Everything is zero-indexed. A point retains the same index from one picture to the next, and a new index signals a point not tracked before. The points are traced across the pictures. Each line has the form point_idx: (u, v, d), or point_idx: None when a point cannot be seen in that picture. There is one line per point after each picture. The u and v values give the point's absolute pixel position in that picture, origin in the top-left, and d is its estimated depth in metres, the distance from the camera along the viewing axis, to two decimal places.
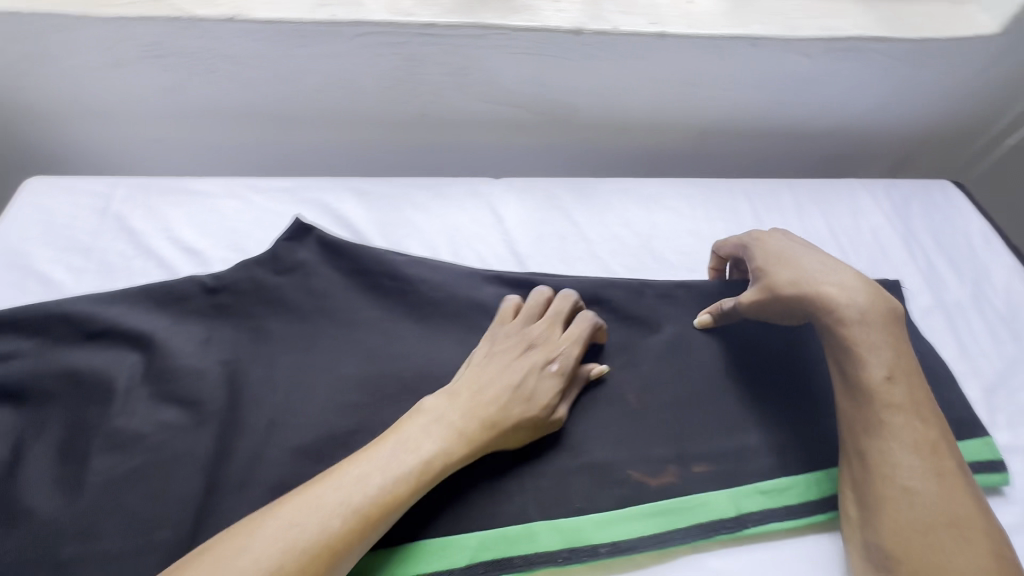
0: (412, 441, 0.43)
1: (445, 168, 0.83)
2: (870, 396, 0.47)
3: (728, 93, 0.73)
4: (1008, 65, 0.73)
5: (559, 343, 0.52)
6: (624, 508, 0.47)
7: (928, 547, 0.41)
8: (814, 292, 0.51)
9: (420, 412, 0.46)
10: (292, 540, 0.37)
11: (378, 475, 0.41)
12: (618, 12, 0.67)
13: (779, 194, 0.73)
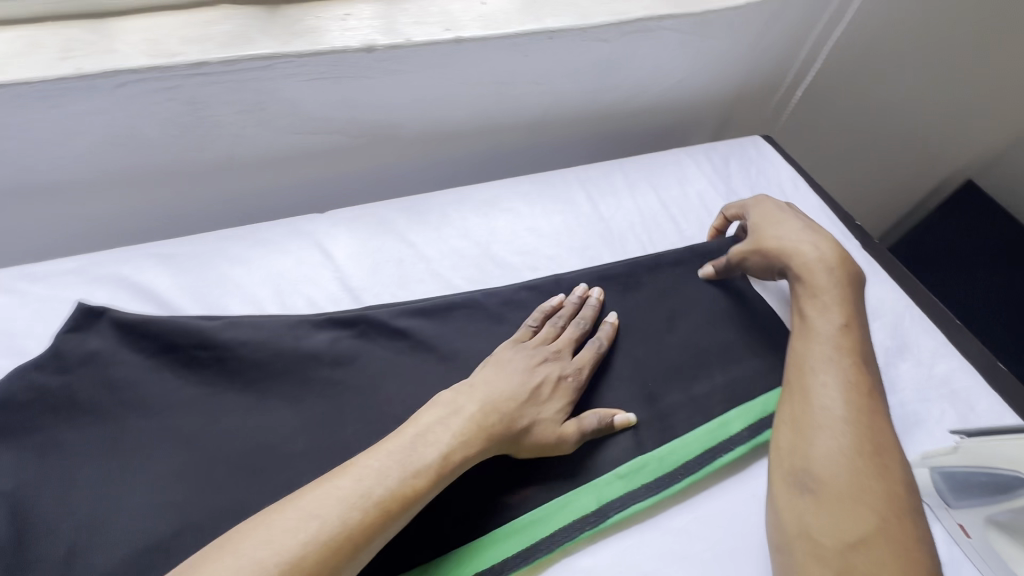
0: (430, 434, 0.44)
1: (275, 208, 0.78)
2: (822, 336, 0.53)
3: (541, 85, 0.76)
4: (779, 26, 0.82)
5: (571, 361, 0.54)
6: (484, 533, 0.45)
7: (853, 469, 0.45)
8: (796, 246, 0.60)
9: (437, 404, 0.47)
10: (311, 532, 0.37)
11: (400, 468, 0.42)
12: (410, 23, 0.66)
13: (610, 176, 0.76)
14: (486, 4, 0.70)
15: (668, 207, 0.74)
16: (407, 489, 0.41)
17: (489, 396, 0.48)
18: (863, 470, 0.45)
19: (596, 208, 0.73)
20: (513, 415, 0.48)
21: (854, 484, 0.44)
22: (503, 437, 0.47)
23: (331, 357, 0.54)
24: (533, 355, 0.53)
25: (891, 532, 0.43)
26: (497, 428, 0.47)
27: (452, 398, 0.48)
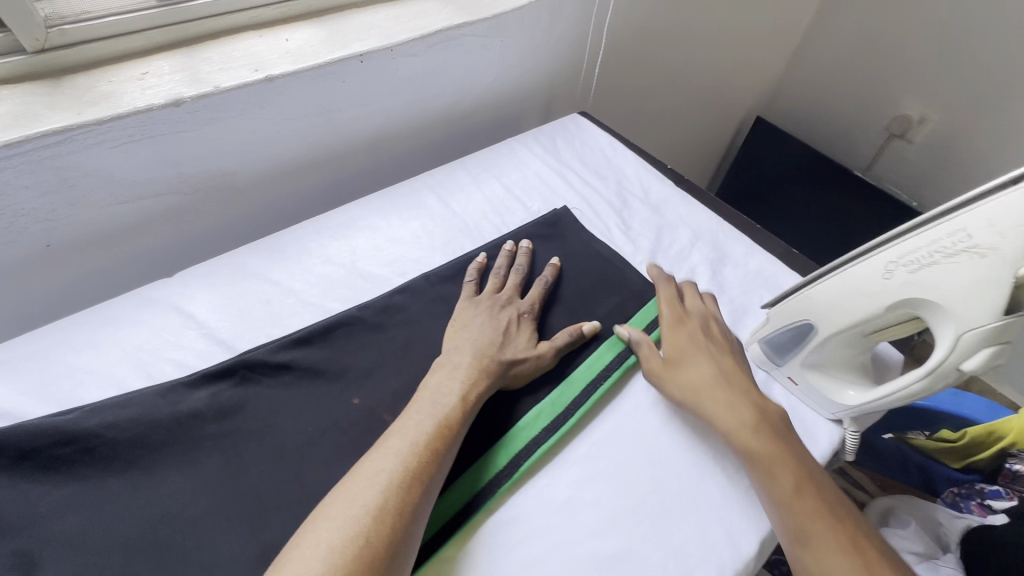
0: (444, 385, 0.53)
1: (116, 287, 0.73)
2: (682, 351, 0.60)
3: (368, 107, 0.80)
4: (565, 19, 0.94)
5: (524, 300, 0.64)
6: None
7: (763, 431, 0.53)
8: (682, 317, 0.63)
9: (441, 366, 0.55)
10: (385, 481, 0.44)
11: (432, 417, 0.50)
12: (216, 70, 0.66)
13: (454, 176, 0.82)
14: (291, 40, 0.72)
15: (512, 190, 0.82)
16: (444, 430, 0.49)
17: (477, 347, 0.57)
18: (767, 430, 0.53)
19: (449, 206, 0.78)
20: (502, 353, 0.57)
21: (773, 444, 0.52)
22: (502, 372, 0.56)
23: (215, 411, 0.53)
24: (491, 306, 0.62)
25: (810, 468, 0.51)
26: (497, 364, 0.56)
27: (444, 360, 0.56)
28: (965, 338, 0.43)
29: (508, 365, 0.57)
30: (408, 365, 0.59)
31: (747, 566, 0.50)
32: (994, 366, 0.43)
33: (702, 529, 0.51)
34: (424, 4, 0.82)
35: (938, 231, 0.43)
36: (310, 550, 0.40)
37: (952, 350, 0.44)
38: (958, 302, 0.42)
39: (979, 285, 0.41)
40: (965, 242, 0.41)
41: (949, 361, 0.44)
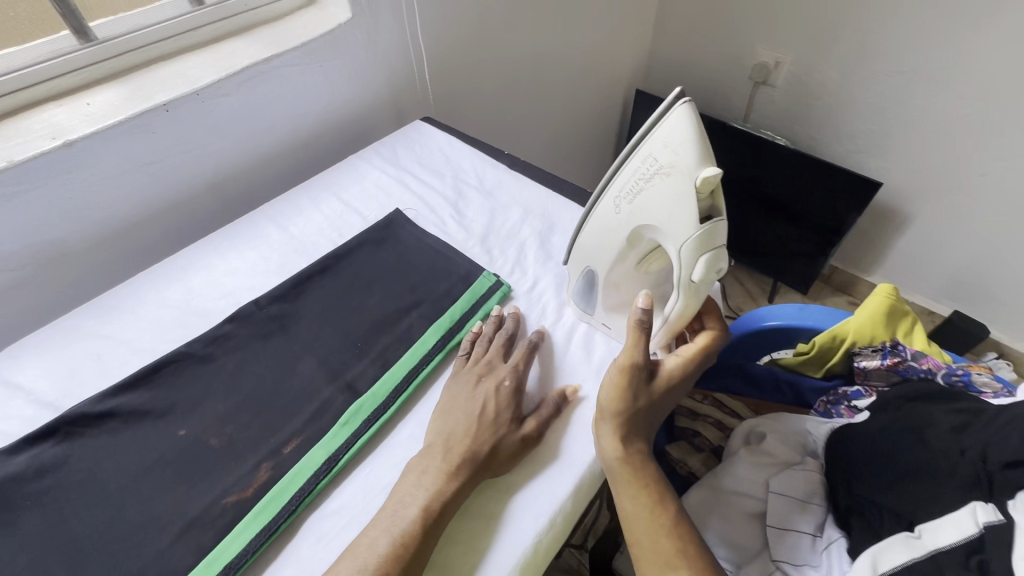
0: (409, 492, 0.50)
1: None
2: (518, 375, 0.59)
3: (195, 152, 0.82)
4: (386, 34, 0.98)
5: (507, 368, 0.60)
6: (230, 531, 0.50)
7: (662, 401, 0.57)
8: (519, 363, 0.60)
9: (410, 468, 0.53)
10: None
11: (388, 533, 0.47)
12: (11, 144, 0.68)
13: (293, 200, 0.85)
14: (94, 103, 0.75)
15: (351, 203, 0.84)
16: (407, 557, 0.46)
17: (459, 440, 0.53)
18: (663, 403, 0.57)
19: (288, 230, 0.80)
20: (480, 443, 0.53)
21: (655, 413, 0.57)
22: (486, 469, 0.52)
23: (35, 470, 0.54)
24: (472, 382, 0.59)
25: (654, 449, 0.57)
26: (480, 456, 0.52)
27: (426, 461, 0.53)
28: (680, 249, 0.48)
29: (495, 458, 0.53)
30: (236, 387, 0.61)
31: (562, 506, 0.52)
32: (715, 275, 0.49)
33: (518, 480, 0.54)
34: (234, 45, 0.86)
35: (640, 164, 0.49)
36: None
37: (679, 265, 0.49)
38: (667, 218, 0.48)
39: (671, 201, 0.47)
40: (654, 166, 0.47)
41: (681, 277, 0.50)
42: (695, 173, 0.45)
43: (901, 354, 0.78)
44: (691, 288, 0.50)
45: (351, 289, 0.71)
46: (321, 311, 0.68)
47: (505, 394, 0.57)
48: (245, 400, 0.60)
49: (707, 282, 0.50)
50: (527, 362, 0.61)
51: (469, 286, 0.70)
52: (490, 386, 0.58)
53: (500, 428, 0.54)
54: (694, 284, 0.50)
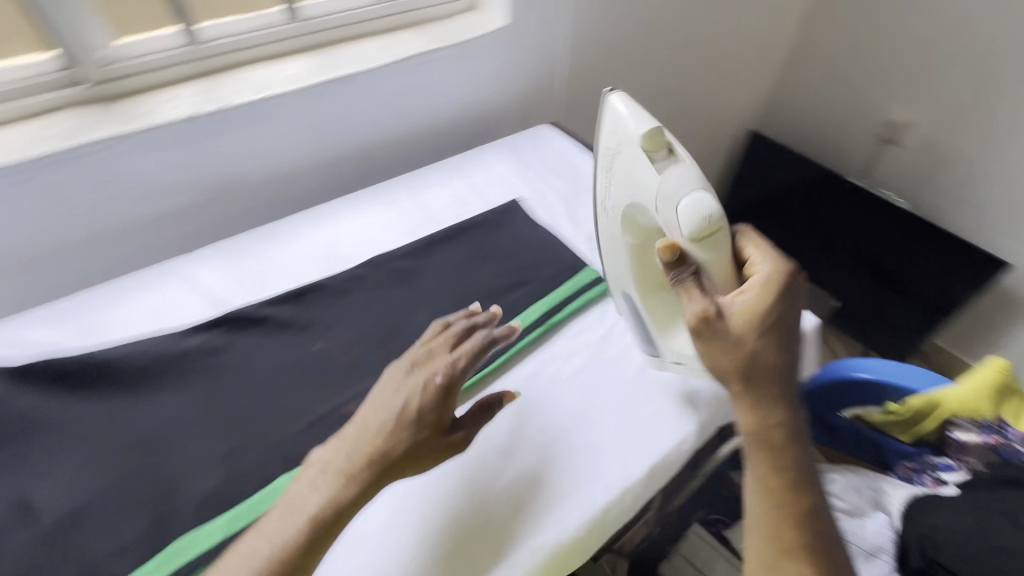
0: (301, 498, 0.48)
1: (142, 262, 0.88)
2: (457, 375, 0.54)
3: (355, 121, 0.95)
4: (532, 43, 1.07)
5: (447, 358, 0.55)
6: None
7: (772, 352, 0.51)
8: (463, 359, 0.55)
9: (314, 462, 0.50)
10: None
11: (279, 536, 0.45)
12: (227, 92, 0.83)
13: (427, 175, 0.95)
14: (291, 68, 0.89)
15: (477, 187, 0.93)
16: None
17: (297, 493, 0.48)
18: (775, 351, 0.51)
19: (421, 200, 0.90)
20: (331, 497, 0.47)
21: (773, 365, 0.50)
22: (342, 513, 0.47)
23: (205, 351, 0.66)
24: (410, 368, 0.55)
25: (789, 410, 0.50)
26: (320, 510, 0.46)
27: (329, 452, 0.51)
28: (664, 204, 0.55)
29: (340, 510, 0.47)
30: (363, 320, 0.71)
31: (636, 483, 0.57)
32: (706, 213, 0.53)
33: (587, 448, 0.59)
34: (405, 36, 0.98)
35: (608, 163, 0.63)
36: None
37: (669, 217, 0.55)
38: (636, 190, 0.59)
39: (636, 166, 0.58)
40: (611, 153, 0.62)
41: (673, 225, 0.55)
42: (636, 134, 0.57)
43: (1006, 436, 0.72)
44: (691, 236, 0.54)
45: (469, 259, 0.79)
46: (441, 272, 0.77)
47: (434, 391, 0.52)
48: (369, 332, 0.69)
49: (701, 221, 0.53)
50: (463, 363, 0.55)
51: (573, 276, 0.77)
52: (367, 411, 0.52)
53: (366, 464, 0.49)
54: (688, 226, 0.53)
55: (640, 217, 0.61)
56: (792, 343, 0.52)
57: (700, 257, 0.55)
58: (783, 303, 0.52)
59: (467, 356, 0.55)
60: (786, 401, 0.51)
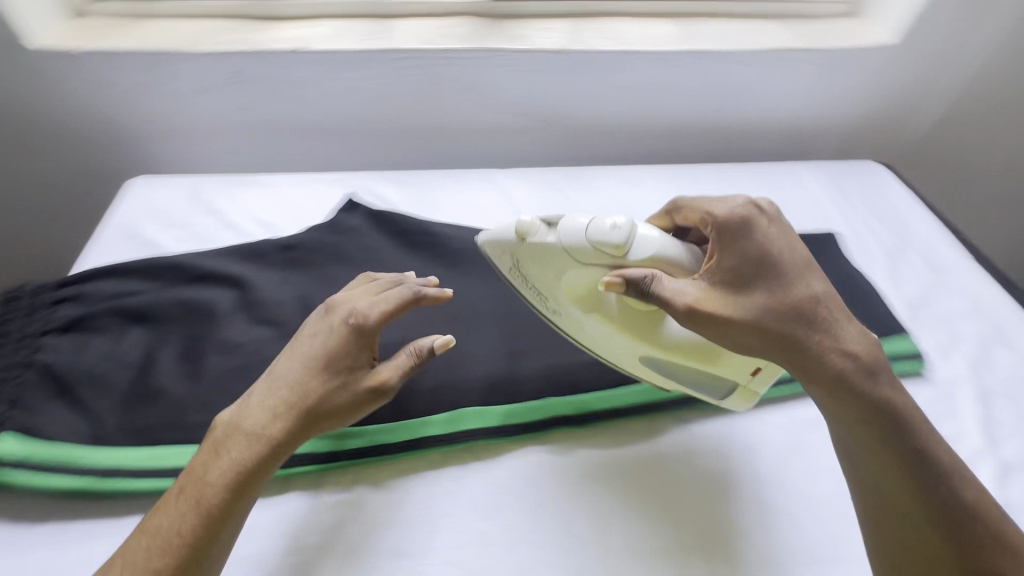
0: (253, 409, 0.48)
1: (457, 158, 0.95)
2: (375, 331, 0.52)
3: (687, 97, 0.92)
4: (902, 69, 0.94)
5: (360, 304, 0.54)
6: (620, 386, 0.60)
7: (830, 342, 0.50)
8: (353, 326, 0.52)
9: (260, 382, 0.51)
10: (191, 503, 0.44)
11: (236, 449, 0.46)
12: (596, 37, 0.86)
13: (733, 175, 0.92)
14: (654, 29, 0.90)
15: (784, 206, 0.88)
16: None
17: (233, 440, 0.47)
18: (829, 340, 0.50)
19: (722, 195, 0.87)
20: (210, 475, 0.45)
21: (839, 355, 0.50)
22: (265, 458, 0.46)
23: None
24: (322, 323, 0.53)
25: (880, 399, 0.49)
26: (223, 471, 0.45)
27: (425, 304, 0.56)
28: (572, 256, 0.52)
29: (253, 460, 0.46)
30: None
31: None
32: (619, 228, 0.51)
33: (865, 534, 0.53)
34: (772, 26, 0.93)
35: (516, 274, 0.58)
36: (146, 530, 0.44)
37: (582, 256, 0.52)
38: (535, 275, 0.56)
39: (539, 253, 0.54)
40: (510, 262, 0.57)
41: (603, 256, 0.51)
42: (515, 236, 0.55)
43: None
44: (613, 252, 0.51)
45: None
46: None
47: (343, 333, 0.51)
48: None
49: (609, 234, 0.51)
50: (315, 341, 0.52)
51: (889, 338, 0.68)
52: (231, 411, 0.49)
53: (267, 428, 0.47)
54: (605, 247, 0.51)
55: (567, 293, 0.55)
56: (805, 277, 0.52)
57: (648, 260, 0.51)
58: (812, 293, 0.52)
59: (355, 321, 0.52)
60: (896, 397, 0.49)
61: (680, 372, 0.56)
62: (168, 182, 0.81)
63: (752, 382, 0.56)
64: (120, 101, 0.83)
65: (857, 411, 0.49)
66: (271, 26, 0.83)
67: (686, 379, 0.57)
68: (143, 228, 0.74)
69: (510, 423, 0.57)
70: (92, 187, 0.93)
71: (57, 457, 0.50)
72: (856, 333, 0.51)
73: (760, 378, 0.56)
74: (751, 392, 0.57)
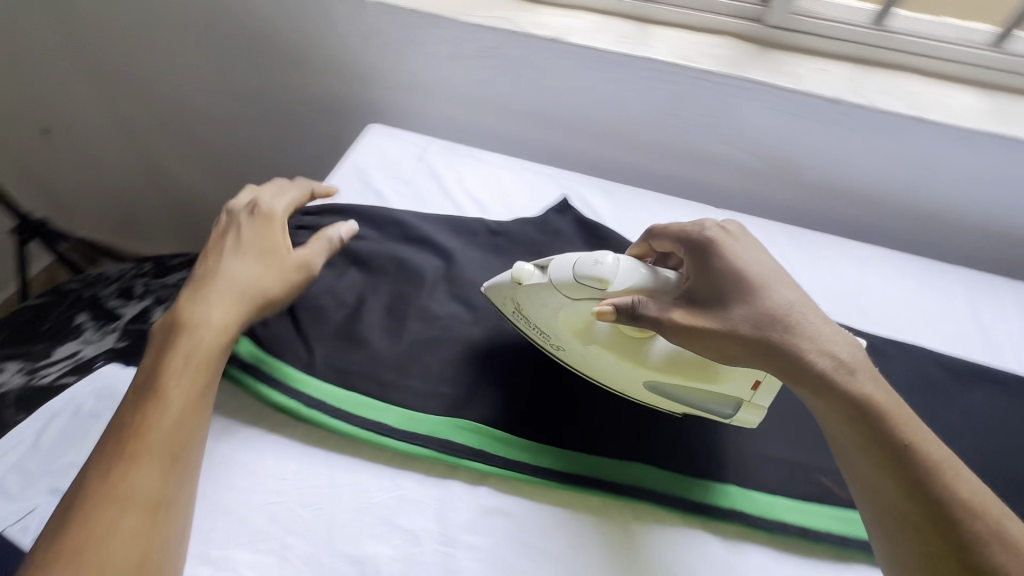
0: (218, 312, 0.52)
1: (667, 182, 0.90)
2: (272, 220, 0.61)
3: (965, 186, 0.78)
4: None
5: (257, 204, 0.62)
6: (815, 504, 0.54)
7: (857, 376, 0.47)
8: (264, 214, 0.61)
9: (200, 283, 0.54)
10: (170, 408, 0.46)
11: (201, 352, 0.50)
12: (879, 92, 0.75)
13: (999, 290, 0.75)
14: (953, 97, 0.76)
15: None
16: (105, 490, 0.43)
17: (186, 339, 0.50)
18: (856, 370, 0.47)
19: (976, 312, 0.73)
20: (170, 369, 0.48)
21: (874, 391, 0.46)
22: (219, 346, 0.51)
23: None
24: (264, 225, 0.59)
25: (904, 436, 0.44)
26: (186, 362, 0.49)
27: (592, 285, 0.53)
28: (558, 291, 0.54)
29: (209, 350, 0.50)
30: None
31: None
32: (601, 261, 0.52)
33: None
34: None
35: (518, 318, 0.59)
36: (121, 429, 0.45)
37: (570, 290, 0.53)
38: (547, 320, 0.57)
39: (531, 292, 0.56)
40: (513, 309, 0.58)
41: (591, 291, 0.52)
42: (512, 280, 0.56)
43: None
44: (600, 286, 0.52)
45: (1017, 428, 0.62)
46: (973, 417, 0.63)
47: (269, 223, 0.60)
48: None
49: (595, 268, 0.52)
50: (212, 256, 0.56)
51: None
52: (180, 316, 0.51)
53: (217, 325, 0.51)
54: (591, 282, 0.52)
55: (565, 329, 0.56)
56: (778, 283, 0.51)
57: (633, 288, 0.52)
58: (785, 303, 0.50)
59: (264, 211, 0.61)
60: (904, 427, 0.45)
61: (682, 391, 0.55)
62: (400, 136, 0.86)
63: (755, 399, 0.53)
64: (374, 51, 0.87)
65: (848, 423, 0.46)
66: (532, 8, 0.83)
67: (689, 396, 0.55)
68: (373, 174, 0.79)
69: (686, 499, 0.53)
70: (323, 119, 1.01)
71: (273, 368, 0.56)
72: (841, 337, 0.48)
73: (761, 395, 0.53)
74: (756, 411, 0.54)
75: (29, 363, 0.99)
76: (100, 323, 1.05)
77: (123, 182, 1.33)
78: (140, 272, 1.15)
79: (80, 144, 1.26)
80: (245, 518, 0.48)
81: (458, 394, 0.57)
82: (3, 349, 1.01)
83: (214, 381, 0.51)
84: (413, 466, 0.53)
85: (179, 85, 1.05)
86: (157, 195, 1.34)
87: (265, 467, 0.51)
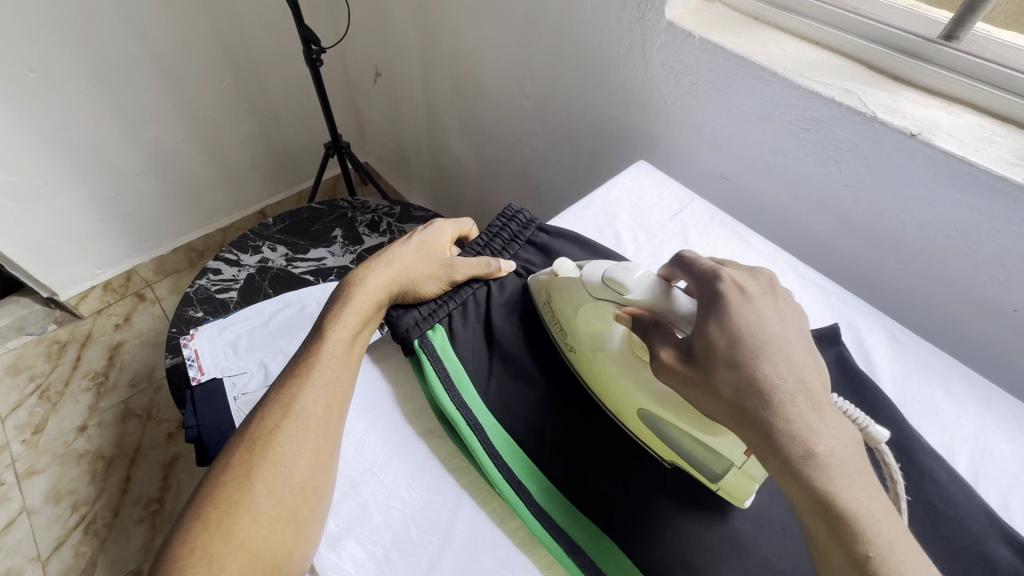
0: (377, 289, 0.57)
1: (991, 354, 0.66)
2: (429, 231, 0.65)
3: None
4: None
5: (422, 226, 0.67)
6: None
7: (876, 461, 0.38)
8: (422, 229, 0.65)
9: (369, 263, 0.60)
10: (329, 359, 0.52)
11: (359, 316, 0.55)
12: None
13: None
14: None
15: None
16: (281, 410, 0.49)
17: (353, 304, 0.56)
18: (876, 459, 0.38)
19: None
20: (333, 320, 0.55)
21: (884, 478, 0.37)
22: (374, 305, 0.57)
23: None
24: (422, 234, 0.64)
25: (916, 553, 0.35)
26: (346, 315, 0.55)
27: None
28: (586, 289, 0.53)
29: (366, 305, 0.56)
30: None
31: None
32: (629, 270, 0.51)
33: None
34: None
35: (547, 315, 0.58)
36: (291, 378, 0.52)
37: (593, 290, 0.53)
38: (581, 319, 0.54)
39: (561, 288, 0.56)
40: (545, 301, 0.58)
41: (612, 296, 0.52)
42: (550, 273, 0.58)
43: None
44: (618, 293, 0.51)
45: None
46: None
47: (422, 234, 0.64)
48: None
49: (621, 274, 0.51)
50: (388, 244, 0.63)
51: None
52: (350, 277, 0.58)
53: (375, 286, 0.57)
54: (613, 286, 0.51)
55: (584, 332, 0.54)
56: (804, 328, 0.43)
57: (651, 305, 0.49)
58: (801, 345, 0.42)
59: (425, 227, 0.66)
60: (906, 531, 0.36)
61: (676, 437, 0.48)
62: (662, 182, 0.79)
63: (746, 467, 0.45)
64: (675, 86, 0.80)
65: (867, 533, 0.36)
66: (892, 88, 0.66)
67: (687, 449, 0.48)
68: (619, 215, 0.74)
69: None
70: (592, 138, 0.99)
71: (456, 377, 0.55)
72: None
73: (753, 464, 0.45)
74: (747, 480, 0.46)
75: (292, 251, 1.23)
76: (347, 242, 1.24)
77: (410, 131, 1.55)
78: (390, 213, 1.29)
79: (394, 91, 1.49)
80: (368, 510, 0.49)
81: (610, 504, 0.49)
82: (281, 232, 1.26)
83: (366, 331, 0.56)
84: (530, 549, 0.48)
85: (484, 67, 1.14)
86: (430, 150, 1.54)
87: (402, 468, 0.51)
